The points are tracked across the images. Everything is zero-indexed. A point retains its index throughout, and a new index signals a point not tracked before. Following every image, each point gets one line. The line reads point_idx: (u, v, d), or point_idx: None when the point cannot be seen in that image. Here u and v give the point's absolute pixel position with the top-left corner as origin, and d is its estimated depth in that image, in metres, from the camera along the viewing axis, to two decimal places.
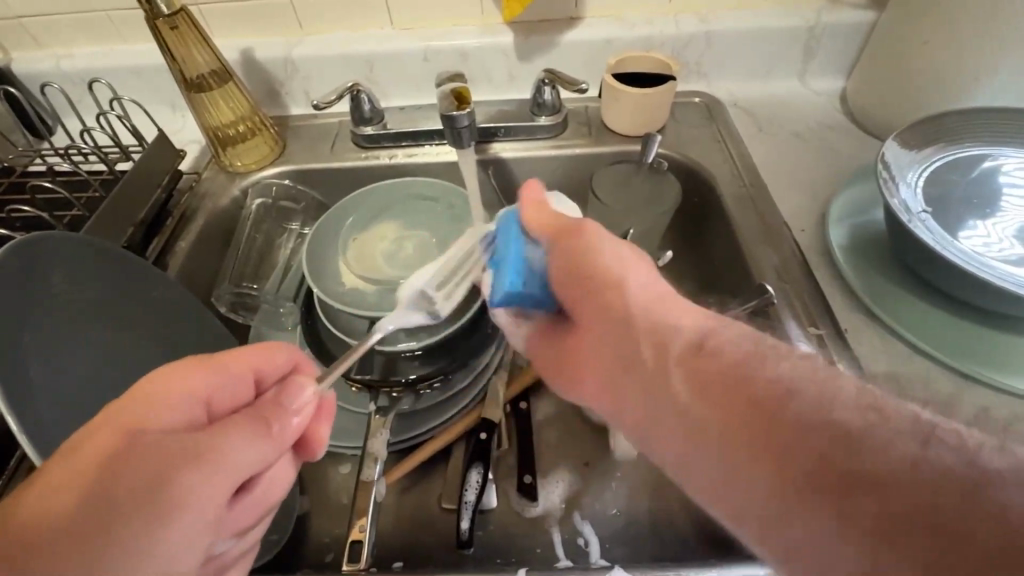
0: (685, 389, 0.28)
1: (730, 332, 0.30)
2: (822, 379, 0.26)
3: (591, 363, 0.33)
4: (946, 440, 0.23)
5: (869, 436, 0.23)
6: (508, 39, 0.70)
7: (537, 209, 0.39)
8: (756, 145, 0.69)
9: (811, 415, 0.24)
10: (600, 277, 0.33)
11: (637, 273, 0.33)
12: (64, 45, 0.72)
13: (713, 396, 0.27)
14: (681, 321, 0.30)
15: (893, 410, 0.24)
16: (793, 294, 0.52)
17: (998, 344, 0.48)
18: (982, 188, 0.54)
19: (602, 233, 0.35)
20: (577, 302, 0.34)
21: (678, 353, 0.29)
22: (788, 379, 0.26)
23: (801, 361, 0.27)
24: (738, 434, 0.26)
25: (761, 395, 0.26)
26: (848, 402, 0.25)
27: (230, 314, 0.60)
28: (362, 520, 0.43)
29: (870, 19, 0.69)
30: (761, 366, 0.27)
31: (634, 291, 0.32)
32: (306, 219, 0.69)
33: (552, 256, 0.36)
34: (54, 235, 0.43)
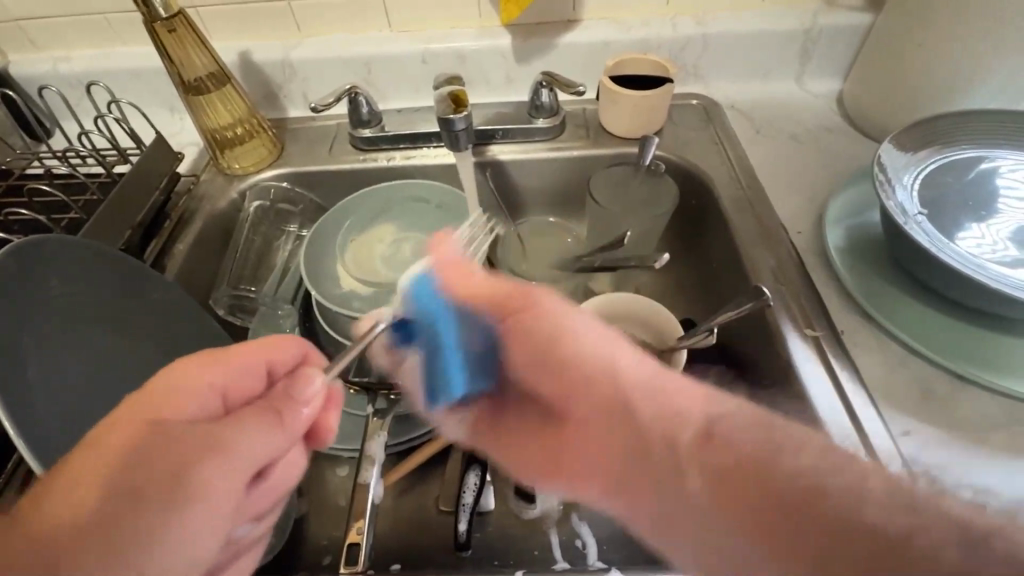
0: (701, 488, 0.29)
1: (734, 414, 0.30)
2: (847, 471, 0.26)
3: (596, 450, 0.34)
4: (994, 547, 0.22)
5: (908, 534, 0.23)
6: (506, 42, 0.70)
7: (458, 275, 0.39)
8: (753, 147, 0.69)
9: (840, 514, 0.25)
10: (589, 366, 0.33)
11: (624, 356, 0.33)
12: (62, 48, 0.72)
13: (734, 497, 0.28)
14: (685, 407, 0.31)
15: (926, 507, 0.24)
16: (790, 296, 0.52)
17: (995, 346, 0.48)
18: (978, 189, 0.55)
19: (564, 310, 0.36)
20: (569, 393, 0.35)
21: (688, 447, 0.30)
22: (811, 475, 0.27)
23: (818, 452, 0.28)
24: (769, 538, 0.26)
25: (782, 495, 0.26)
26: (879, 499, 0.25)
27: (228, 316, 0.60)
28: (360, 522, 0.44)
29: (867, 21, 0.69)
30: (779, 460, 0.28)
31: (629, 382, 0.32)
32: (304, 221, 0.68)
33: (507, 339, 0.37)
34: (51, 237, 0.43)
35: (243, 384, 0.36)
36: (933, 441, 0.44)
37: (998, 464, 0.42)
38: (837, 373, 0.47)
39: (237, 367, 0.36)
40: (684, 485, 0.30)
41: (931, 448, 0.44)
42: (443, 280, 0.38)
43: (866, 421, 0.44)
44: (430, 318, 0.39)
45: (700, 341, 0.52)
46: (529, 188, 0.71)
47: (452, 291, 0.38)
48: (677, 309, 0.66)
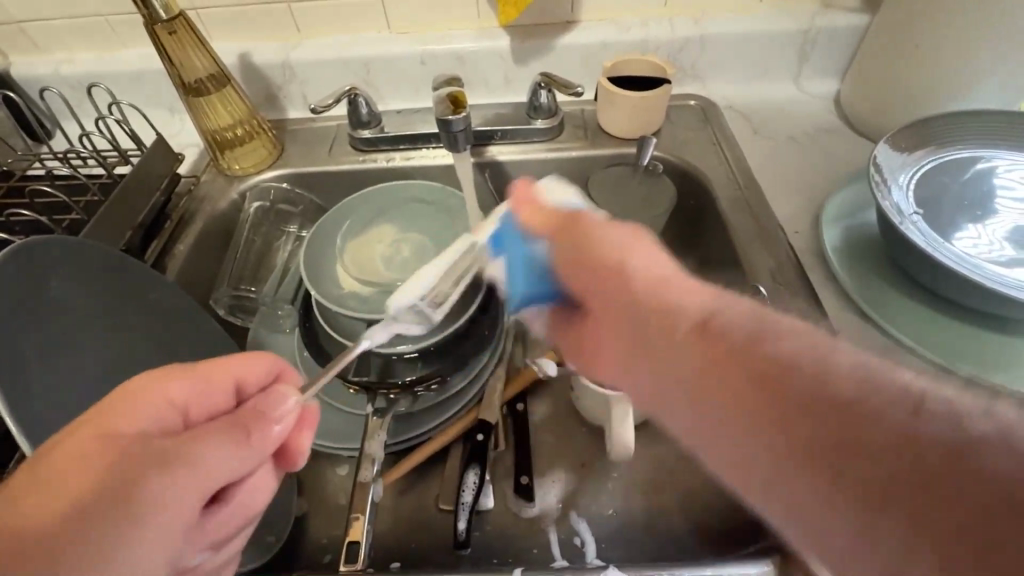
0: (690, 360, 0.28)
1: (735, 308, 0.29)
2: (819, 347, 0.26)
3: (608, 337, 0.35)
4: (939, 410, 0.21)
5: (863, 402, 0.23)
6: (504, 43, 0.71)
7: (531, 206, 0.40)
8: (751, 148, 0.69)
9: (805, 384, 0.24)
10: (608, 266, 0.34)
11: (644, 260, 0.33)
12: (63, 49, 0.72)
13: (717, 367, 0.27)
14: (686, 302, 0.30)
15: (886, 379, 0.23)
16: (788, 295, 0.52)
17: (990, 345, 0.49)
18: (974, 190, 0.55)
19: (609, 228, 0.35)
20: (591, 287, 0.35)
21: (685, 334, 0.29)
22: (790, 354, 0.26)
23: (802, 334, 0.27)
24: (740, 407, 0.26)
25: (759, 366, 0.26)
26: (843, 372, 0.24)
27: (228, 317, 0.61)
28: (359, 519, 0.44)
29: (864, 22, 0.70)
30: (764, 338, 0.27)
31: (638, 277, 0.32)
32: (304, 222, 0.68)
33: (557, 253, 0.37)
34: (52, 239, 0.43)
35: (207, 398, 0.36)
36: None
37: None
38: None
39: (204, 383, 0.36)
40: (674, 365, 0.29)
41: None
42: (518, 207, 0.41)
43: None
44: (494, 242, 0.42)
45: None
46: None
47: (523, 219, 0.40)
48: None
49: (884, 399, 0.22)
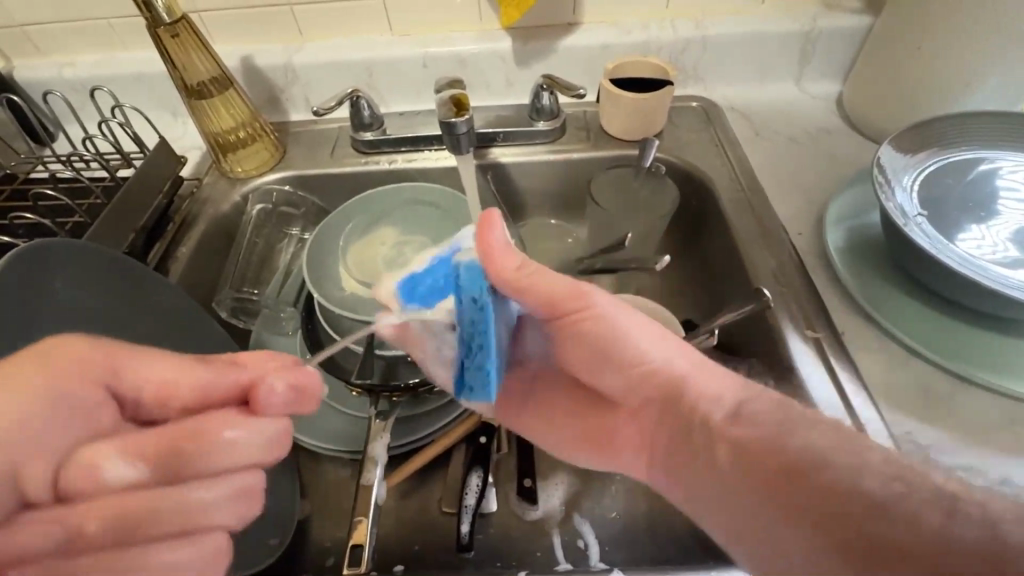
0: (726, 455, 0.33)
1: (759, 399, 0.35)
2: (849, 448, 0.30)
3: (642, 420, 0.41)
4: (971, 513, 0.25)
5: (893, 500, 0.27)
6: (506, 45, 0.71)
7: (513, 265, 0.37)
8: (753, 149, 0.69)
9: (830, 479, 0.29)
10: (642, 358, 0.39)
11: (672, 351, 0.40)
12: (66, 53, 0.73)
13: (753, 461, 0.32)
14: (718, 393, 0.37)
15: (915, 480, 0.27)
16: (792, 297, 0.52)
17: (995, 346, 0.48)
18: (978, 191, 0.55)
19: (621, 311, 0.41)
20: (625, 382, 0.41)
21: (721, 424, 0.35)
22: (815, 448, 0.30)
23: (830, 432, 0.31)
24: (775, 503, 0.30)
25: (788, 460, 0.31)
26: (875, 469, 0.28)
27: (230, 319, 0.60)
28: (362, 523, 0.44)
29: (866, 23, 0.70)
30: (793, 435, 0.32)
31: (677, 371, 0.38)
32: (306, 224, 0.69)
33: (566, 334, 0.42)
34: (57, 241, 0.44)
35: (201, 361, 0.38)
36: (933, 440, 0.44)
37: (998, 464, 0.42)
38: (837, 374, 0.47)
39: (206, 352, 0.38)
40: (713, 456, 0.34)
41: (932, 448, 0.44)
42: (495, 261, 0.36)
43: (867, 422, 0.44)
44: (475, 307, 0.34)
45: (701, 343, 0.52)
46: (529, 190, 0.71)
47: (495, 280, 0.36)
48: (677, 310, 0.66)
49: (916, 496, 0.26)
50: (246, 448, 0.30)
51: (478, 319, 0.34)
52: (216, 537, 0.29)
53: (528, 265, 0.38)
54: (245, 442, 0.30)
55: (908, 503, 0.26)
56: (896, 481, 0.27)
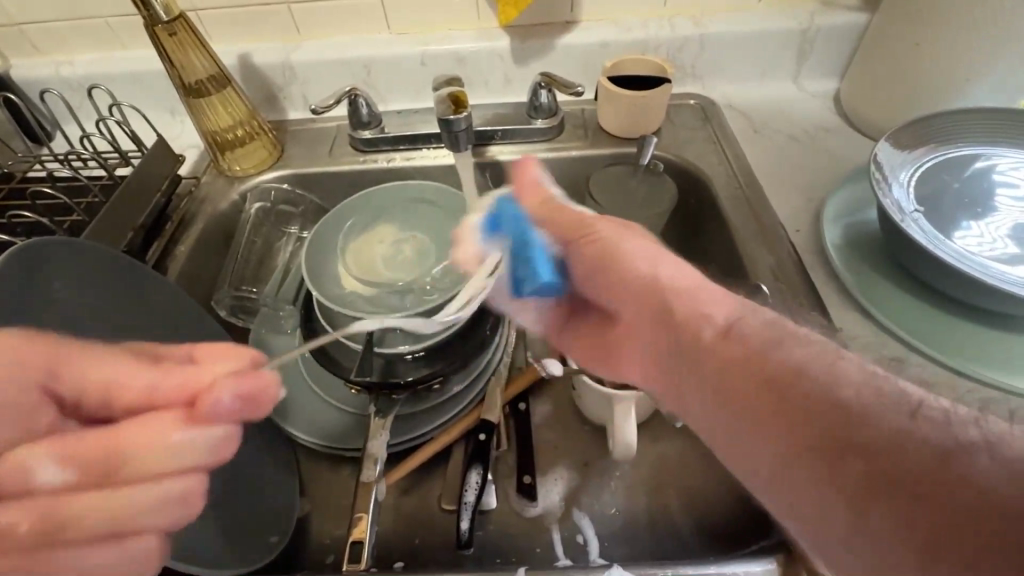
0: (712, 370, 0.30)
1: (753, 316, 0.32)
2: (831, 362, 0.28)
3: (631, 340, 0.37)
4: (932, 416, 0.24)
5: (864, 411, 0.25)
6: (504, 43, 0.71)
7: (540, 190, 0.41)
8: (752, 146, 0.69)
9: (807, 390, 0.27)
10: (633, 272, 0.35)
11: (668, 267, 0.35)
12: (63, 52, 0.72)
13: (741, 376, 0.29)
14: (708, 308, 0.32)
15: (889, 388, 0.26)
16: (789, 294, 0.52)
17: (992, 342, 0.49)
18: (975, 187, 0.55)
19: (623, 233, 0.37)
20: (615, 301, 0.37)
21: (709, 339, 0.31)
22: (801, 363, 0.28)
23: (820, 349, 0.29)
24: (746, 406, 0.29)
25: (772, 372, 0.28)
26: (852, 382, 0.26)
27: (229, 318, 0.60)
28: (362, 522, 0.44)
29: (863, 20, 0.70)
30: (778, 348, 0.29)
31: (669, 285, 0.34)
32: (305, 223, 0.68)
33: (573, 259, 0.38)
34: (56, 239, 0.43)
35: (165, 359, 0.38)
36: None
37: None
38: None
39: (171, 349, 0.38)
40: (694, 366, 0.31)
41: None
42: (525, 193, 0.41)
43: None
44: (514, 221, 0.39)
45: None
46: None
47: (531, 205, 0.40)
48: None
49: (886, 406, 0.25)
50: (181, 455, 0.30)
51: (520, 229, 0.39)
52: (150, 539, 0.30)
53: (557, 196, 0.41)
54: (189, 451, 0.31)
55: (880, 412, 0.25)
56: (871, 391, 0.26)
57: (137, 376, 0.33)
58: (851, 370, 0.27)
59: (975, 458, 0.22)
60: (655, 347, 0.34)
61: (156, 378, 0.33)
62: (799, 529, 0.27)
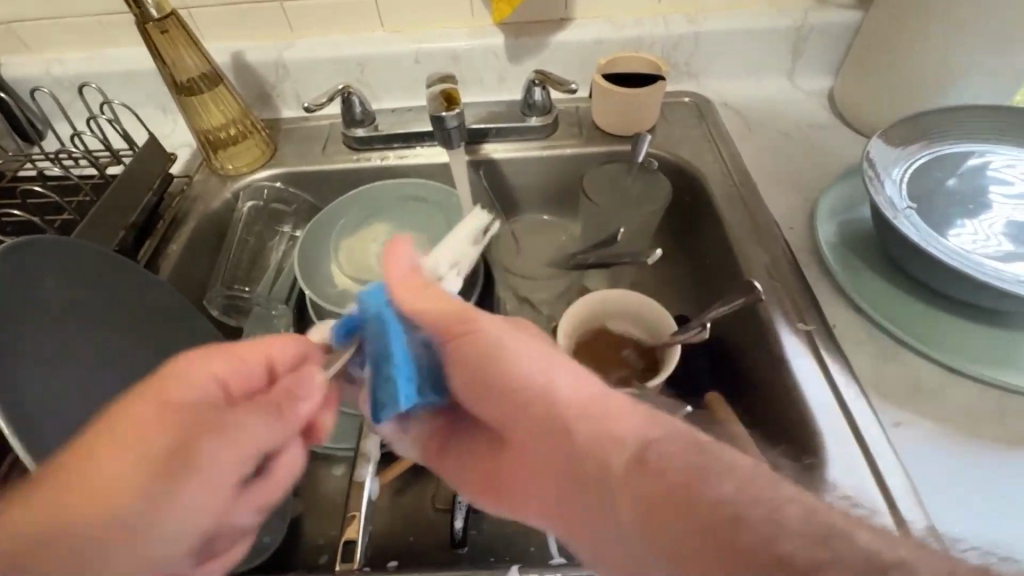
0: (627, 511, 0.29)
1: (667, 439, 0.30)
2: (766, 502, 0.26)
3: (534, 464, 0.34)
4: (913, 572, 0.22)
5: (817, 569, 0.23)
6: (498, 41, 0.70)
7: (409, 286, 0.36)
8: (746, 144, 0.69)
9: (754, 545, 0.25)
10: (528, 384, 0.33)
11: (562, 376, 0.33)
12: (53, 49, 0.72)
13: (662, 519, 0.28)
14: (621, 431, 0.31)
15: (844, 545, 0.24)
16: (783, 292, 0.52)
17: (985, 339, 0.49)
18: (967, 184, 0.55)
19: (509, 334, 0.35)
20: (511, 416, 0.34)
21: (620, 469, 0.30)
22: (730, 503, 0.26)
23: (743, 480, 0.27)
24: (686, 560, 0.27)
25: (701, 522, 0.27)
26: (793, 527, 0.25)
27: (222, 317, 0.60)
28: (355, 521, 0.43)
29: (856, 18, 0.70)
30: (704, 484, 0.27)
31: (568, 402, 0.32)
32: (298, 222, 0.68)
33: (454, 364, 0.35)
34: (47, 236, 0.43)
35: (244, 374, 0.36)
36: (923, 434, 0.44)
37: (989, 458, 0.43)
38: (829, 368, 0.47)
39: (241, 364, 0.36)
40: (617, 512, 0.29)
41: (922, 441, 0.44)
42: (398, 285, 0.36)
43: (858, 414, 0.44)
44: (380, 324, 0.34)
45: (692, 337, 0.51)
46: (522, 186, 0.71)
47: (400, 300, 0.35)
48: (671, 306, 0.66)
49: (845, 565, 0.23)
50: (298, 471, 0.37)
51: (383, 336, 0.34)
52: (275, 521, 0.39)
53: (429, 292, 0.36)
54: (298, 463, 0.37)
55: (839, 572, 0.23)
56: (820, 546, 0.24)
57: (264, 436, 0.33)
58: (795, 515, 0.26)
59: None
60: (564, 476, 0.32)
61: (281, 431, 0.34)
62: None
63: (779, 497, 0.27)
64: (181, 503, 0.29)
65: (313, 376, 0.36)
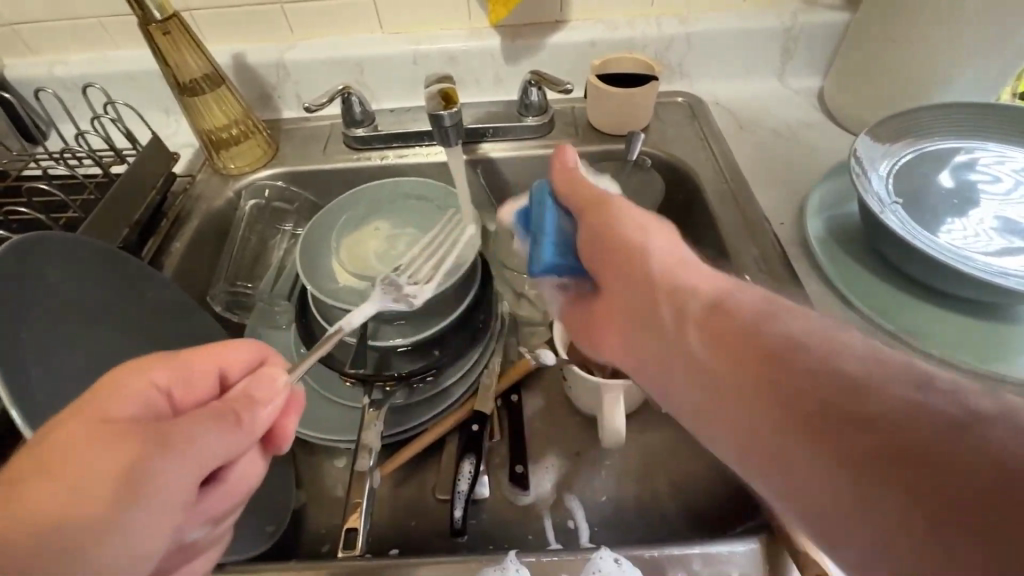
0: (698, 343, 0.29)
1: (748, 293, 0.30)
2: (832, 336, 0.26)
3: (614, 316, 0.35)
4: (940, 387, 0.22)
5: (865, 376, 0.23)
6: (495, 42, 0.72)
7: (566, 174, 0.40)
8: (738, 142, 0.71)
9: (809, 361, 0.25)
10: (622, 241, 0.35)
11: (660, 242, 0.34)
12: (58, 51, 0.73)
13: (725, 338, 0.28)
14: (696, 283, 0.32)
15: (897, 362, 0.24)
16: (772, 285, 0.54)
17: (970, 330, 0.50)
18: (954, 180, 0.56)
19: (636, 211, 0.37)
20: (602, 268, 0.36)
21: (694, 310, 0.30)
22: (800, 334, 0.26)
23: (816, 322, 0.27)
24: (735, 375, 0.27)
25: (768, 344, 0.27)
26: (854, 356, 0.24)
27: (225, 313, 0.61)
28: (357, 511, 0.44)
29: (844, 19, 0.71)
30: (774, 322, 0.28)
31: (648, 253, 0.33)
32: (299, 220, 0.69)
33: (580, 222, 0.38)
34: (57, 233, 0.45)
35: (190, 385, 0.37)
36: None
37: None
38: None
39: (184, 368, 0.36)
40: (678, 343, 0.30)
41: None
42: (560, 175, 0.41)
43: None
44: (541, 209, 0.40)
45: None
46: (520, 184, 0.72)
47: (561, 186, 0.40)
48: None
49: (892, 378, 0.23)
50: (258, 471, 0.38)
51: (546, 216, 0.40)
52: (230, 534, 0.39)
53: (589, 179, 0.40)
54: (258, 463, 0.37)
55: (880, 381, 0.23)
56: (874, 363, 0.24)
57: (224, 445, 0.32)
58: (857, 345, 0.25)
59: (988, 425, 0.20)
60: (636, 323, 0.33)
61: (238, 437, 0.33)
62: (795, 508, 0.25)
63: (845, 335, 0.26)
64: (138, 526, 0.28)
65: (274, 381, 0.37)
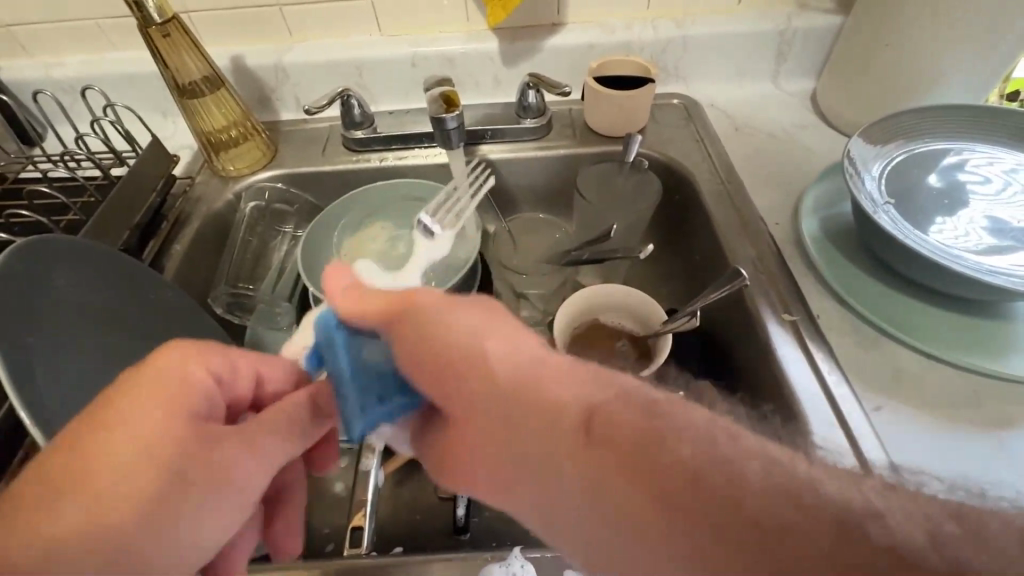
0: (578, 481, 0.27)
1: (615, 403, 0.28)
2: (727, 458, 0.26)
3: (468, 442, 0.30)
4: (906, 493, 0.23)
5: (780, 530, 0.24)
6: (494, 45, 0.72)
7: (352, 294, 0.36)
8: (733, 144, 0.72)
9: (716, 505, 0.25)
10: (463, 352, 0.30)
11: (498, 343, 0.30)
12: (55, 53, 0.73)
13: (618, 478, 0.26)
14: (562, 398, 0.29)
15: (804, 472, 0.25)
16: (768, 284, 0.55)
17: (963, 328, 0.51)
18: (944, 181, 0.58)
19: (451, 306, 0.32)
20: (446, 391, 0.30)
21: (570, 439, 0.27)
22: (693, 462, 0.26)
23: (702, 434, 0.27)
24: (640, 520, 0.26)
25: (665, 484, 0.26)
26: (756, 487, 0.25)
27: (226, 315, 0.61)
28: (363, 509, 0.45)
29: (836, 23, 0.73)
30: (664, 445, 0.27)
31: (498, 370, 0.29)
32: (299, 221, 0.70)
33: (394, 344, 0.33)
34: (64, 237, 0.45)
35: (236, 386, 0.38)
36: (899, 416, 0.47)
37: (961, 439, 0.45)
38: (814, 356, 0.49)
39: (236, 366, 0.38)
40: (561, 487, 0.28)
41: (898, 422, 0.46)
42: (338, 299, 0.36)
43: (841, 398, 0.47)
44: (334, 347, 0.35)
45: (682, 325, 0.53)
46: (519, 186, 0.73)
47: (346, 310, 0.35)
48: (661, 301, 0.69)
49: (809, 519, 0.24)
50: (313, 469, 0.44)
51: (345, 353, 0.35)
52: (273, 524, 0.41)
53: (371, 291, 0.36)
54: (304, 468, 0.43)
55: (802, 531, 0.24)
56: (786, 499, 0.25)
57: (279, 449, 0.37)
58: (756, 466, 0.26)
59: None
60: (506, 455, 0.29)
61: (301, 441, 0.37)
62: None
63: (740, 451, 0.27)
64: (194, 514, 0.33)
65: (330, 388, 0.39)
